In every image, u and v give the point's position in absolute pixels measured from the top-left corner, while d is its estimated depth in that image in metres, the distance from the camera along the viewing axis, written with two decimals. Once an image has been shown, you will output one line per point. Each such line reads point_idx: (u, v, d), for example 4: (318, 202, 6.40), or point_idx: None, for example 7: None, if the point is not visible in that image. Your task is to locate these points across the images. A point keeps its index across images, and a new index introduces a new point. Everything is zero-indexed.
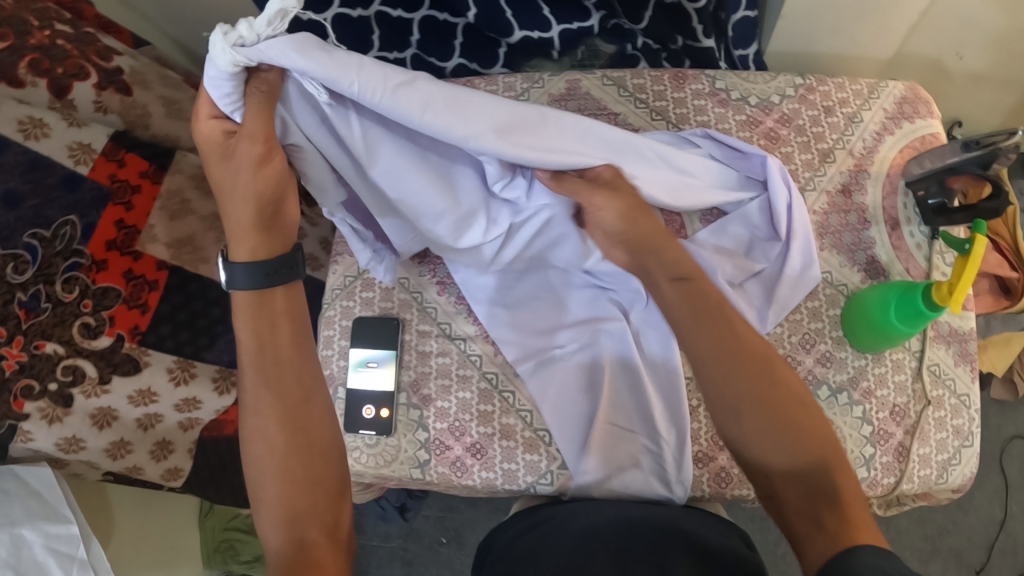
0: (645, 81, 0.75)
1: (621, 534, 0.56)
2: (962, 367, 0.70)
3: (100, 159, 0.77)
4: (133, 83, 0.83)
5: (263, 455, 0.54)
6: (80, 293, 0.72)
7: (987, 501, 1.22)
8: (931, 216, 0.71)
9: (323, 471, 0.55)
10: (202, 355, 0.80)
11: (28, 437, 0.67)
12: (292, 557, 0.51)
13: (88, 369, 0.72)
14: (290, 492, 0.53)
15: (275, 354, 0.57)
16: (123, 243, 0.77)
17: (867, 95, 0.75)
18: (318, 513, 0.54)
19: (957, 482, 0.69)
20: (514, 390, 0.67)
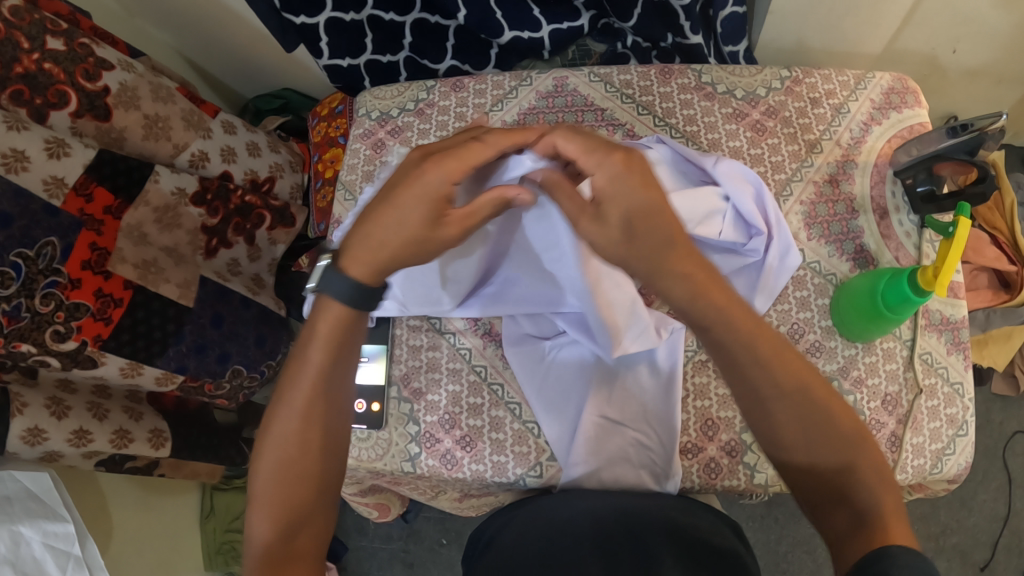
0: (631, 77, 0.76)
1: (608, 526, 0.56)
2: (955, 356, 0.70)
3: (72, 194, 0.74)
4: (114, 105, 0.82)
5: (277, 443, 0.52)
6: (54, 305, 0.71)
7: (991, 497, 1.21)
8: (920, 204, 0.71)
9: (323, 481, 0.53)
10: (153, 359, 0.83)
11: (23, 405, 0.71)
12: (276, 560, 0.50)
13: (54, 363, 0.72)
14: (289, 491, 0.52)
15: (335, 348, 0.53)
16: (97, 263, 0.76)
17: (853, 86, 0.76)
18: (307, 519, 0.53)
19: (952, 472, 0.68)
20: (503, 383, 0.67)
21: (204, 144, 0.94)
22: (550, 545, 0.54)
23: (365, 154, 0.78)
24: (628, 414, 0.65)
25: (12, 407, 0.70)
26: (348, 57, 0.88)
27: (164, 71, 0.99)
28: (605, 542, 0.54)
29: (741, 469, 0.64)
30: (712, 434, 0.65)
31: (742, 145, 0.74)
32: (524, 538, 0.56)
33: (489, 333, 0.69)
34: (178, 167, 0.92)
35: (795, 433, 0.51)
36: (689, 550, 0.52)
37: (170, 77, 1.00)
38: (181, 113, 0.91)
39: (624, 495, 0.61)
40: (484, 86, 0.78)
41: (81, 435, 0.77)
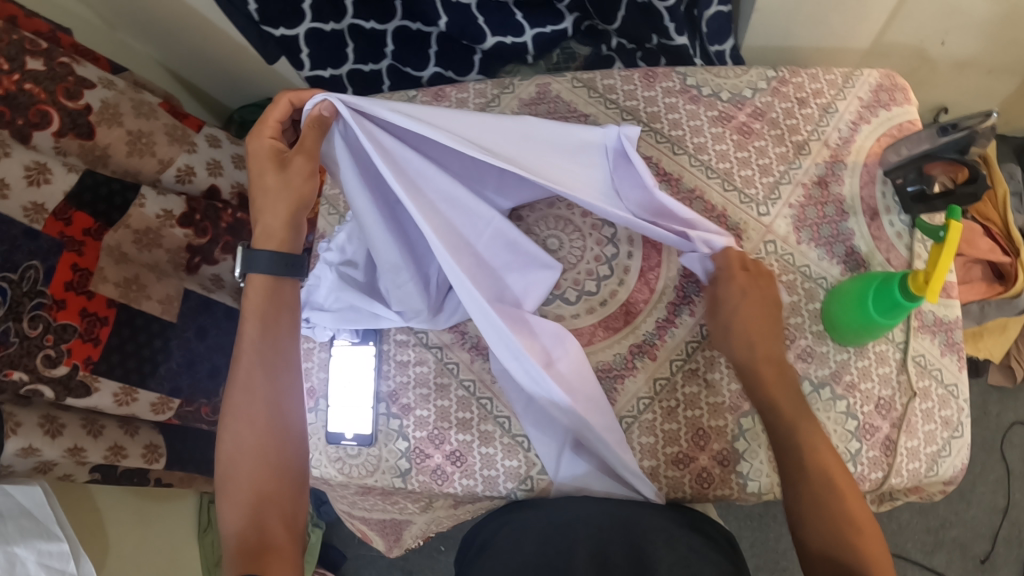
0: (615, 81, 0.75)
1: (600, 532, 0.55)
2: (949, 357, 0.69)
3: (52, 219, 0.73)
4: (97, 123, 0.81)
5: (239, 427, 0.57)
6: (42, 328, 0.71)
7: (990, 490, 1.21)
8: (911, 204, 0.70)
9: (288, 456, 0.57)
10: (145, 382, 0.82)
11: (16, 425, 0.69)
12: (250, 541, 0.51)
13: (47, 392, 0.71)
14: (259, 473, 0.56)
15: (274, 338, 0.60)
16: (78, 284, 0.74)
17: (841, 85, 0.75)
18: (279, 504, 0.55)
19: (947, 475, 0.68)
20: (492, 397, 0.67)
21: (190, 159, 0.93)
22: (544, 549, 0.54)
23: None
24: None
25: (5, 426, 0.68)
26: (331, 68, 0.88)
27: (145, 85, 0.98)
28: (597, 546, 0.53)
29: (734, 478, 0.64)
30: (705, 443, 0.64)
31: (729, 148, 0.73)
32: (518, 542, 0.56)
33: (477, 347, 0.69)
34: (164, 184, 0.90)
35: (825, 542, 0.52)
36: (681, 551, 0.52)
37: (153, 92, 0.99)
38: (165, 128, 0.90)
39: (613, 501, 0.61)
40: (467, 94, 0.77)
41: (75, 452, 0.75)
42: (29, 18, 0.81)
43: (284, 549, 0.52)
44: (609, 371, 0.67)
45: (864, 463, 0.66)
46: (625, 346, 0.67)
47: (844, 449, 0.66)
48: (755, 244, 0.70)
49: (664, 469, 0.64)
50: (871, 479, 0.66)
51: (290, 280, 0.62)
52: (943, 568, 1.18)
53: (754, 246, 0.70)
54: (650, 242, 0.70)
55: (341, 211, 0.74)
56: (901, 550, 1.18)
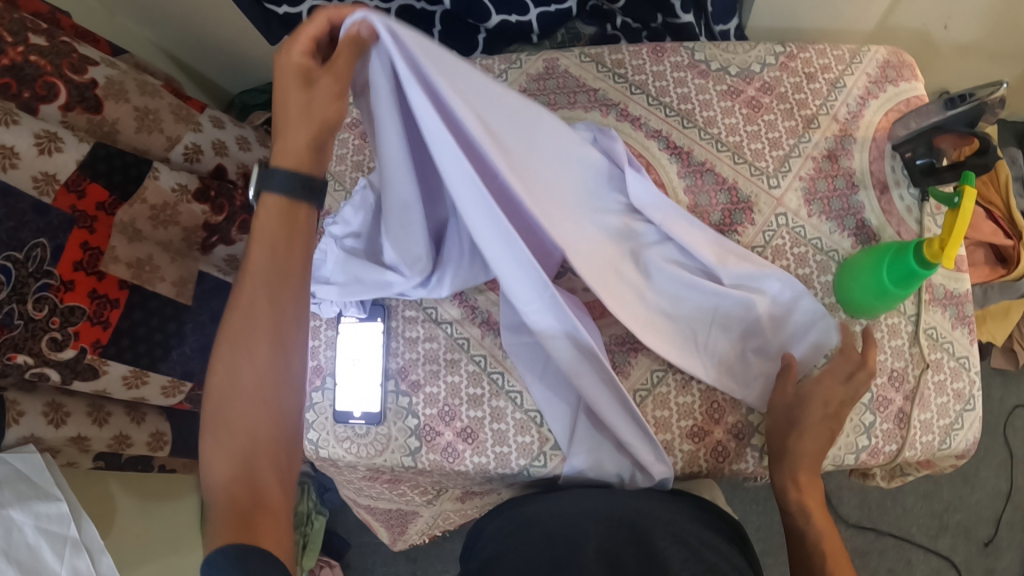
0: (623, 56, 0.74)
1: (616, 530, 0.53)
2: (960, 330, 0.69)
3: (62, 191, 0.74)
4: (104, 98, 0.82)
5: (236, 354, 0.53)
6: (48, 310, 0.71)
7: (993, 473, 1.21)
8: (919, 177, 0.71)
9: (287, 404, 0.53)
10: (157, 367, 0.82)
11: (19, 415, 0.70)
12: (238, 493, 0.50)
13: (53, 376, 0.72)
14: (253, 413, 0.52)
15: (285, 265, 0.54)
16: (89, 263, 0.75)
17: (849, 60, 0.75)
18: (270, 451, 0.52)
19: (960, 448, 0.67)
20: (503, 372, 0.66)
21: (196, 138, 0.93)
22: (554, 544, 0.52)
23: (354, 143, 0.76)
24: None
25: (8, 416, 0.69)
26: None
27: (146, 68, 0.97)
28: (610, 542, 0.51)
29: (748, 451, 0.64)
30: (719, 416, 0.64)
31: (738, 122, 0.72)
32: (526, 535, 0.54)
33: (487, 322, 0.68)
34: (172, 162, 0.90)
35: None
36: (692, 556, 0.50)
37: (154, 75, 0.98)
38: (170, 107, 0.90)
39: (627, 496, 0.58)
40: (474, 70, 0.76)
41: (79, 441, 0.75)
42: None
43: (275, 512, 0.49)
44: (622, 344, 0.66)
45: (878, 436, 0.66)
46: None
47: (858, 422, 0.65)
48: (766, 218, 0.70)
49: (678, 443, 0.63)
50: (885, 453, 0.66)
51: (308, 204, 0.56)
52: (947, 551, 1.18)
53: (766, 219, 0.69)
54: None
55: (347, 188, 0.74)
56: (905, 533, 1.18)
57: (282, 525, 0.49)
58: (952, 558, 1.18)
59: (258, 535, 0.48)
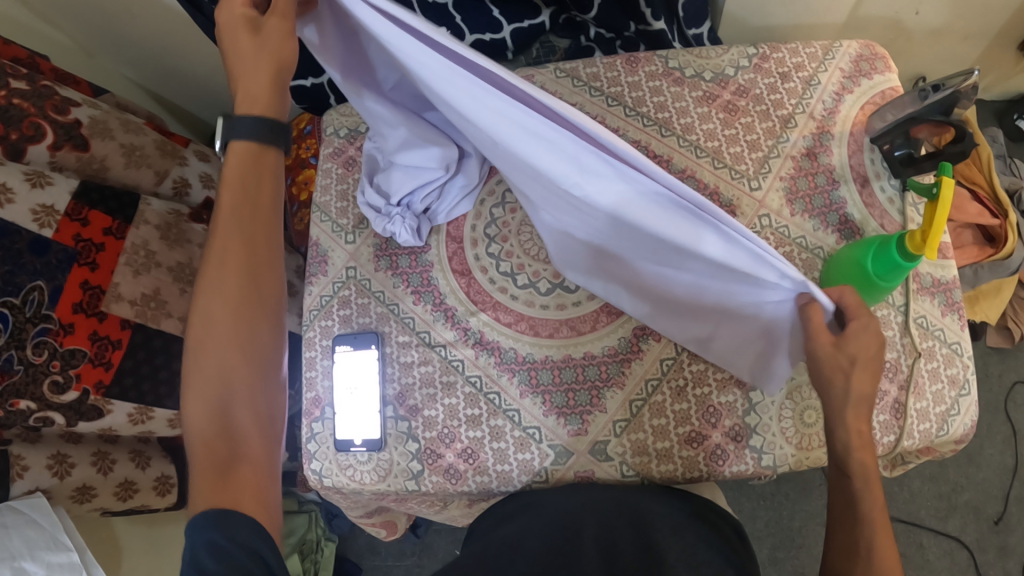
0: (598, 69, 0.75)
1: (610, 522, 0.55)
2: (950, 317, 0.70)
3: (65, 220, 0.76)
4: (90, 136, 0.83)
5: (208, 300, 0.54)
6: (48, 355, 0.72)
7: (997, 451, 1.22)
8: (900, 168, 0.71)
9: (264, 352, 0.55)
10: (163, 402, 0.82)
11: (23, 469, 0.72)
12: (218, 446, 0.51)
13: (58, 418, 0.73)
14: (229, 359, 0.53)
15: (255, 206, 0.56)
16: (89, 304, 0.76)
17: (821, 57, 0.76)
18: (248, 398, 0.53)
19: (959, 433, 0.67)
20: (499, 391, 0.66)
21: (184, 171, 0.95)
22: (551, 537, 0.55)
23: (338, 173, 0.77)
24: (622, 411, 0.65)
25: (12, 472, 0.71)
26: (311, 77, 0.88)
27: (128, 106, 0.98)
28: (607, 537, 0.54)
29: (748, 452, 0.63)
30: (716, 420, 0.64)
31: (716, 126, 0.73)
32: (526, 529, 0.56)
33: (480, 342, 0.68)
34: (163, 195, 0.93)
35: None
36: (684, 548, 0.52)
37: (136, 113, 0.98)
38: (155, 143, 0.92)
39: (622, 489, 0.60)
40: None
41: (84, 491, 0.77)
42: (6, 45, 0.82)
43: (255, 461, 0.52)
44: (615, 356, 0.67)
45: (876, 428, 0.66)
46: (629, 329, 0.67)
47: None
48: (750, 220, 0.70)
49: (677, 449, 0.64)
50: (884, 444, 0.66)
51: (274, 149, 0.58)
52: (957, 532, 1.18)
53: (749, 221, 0.70)
54: None
55: (333, 217, 0.75)
56: (914, 517, 1.19)
57: (264, 472, 0.52)
58: (963, 538, 1.18)
59: (240, 485, 0.50)
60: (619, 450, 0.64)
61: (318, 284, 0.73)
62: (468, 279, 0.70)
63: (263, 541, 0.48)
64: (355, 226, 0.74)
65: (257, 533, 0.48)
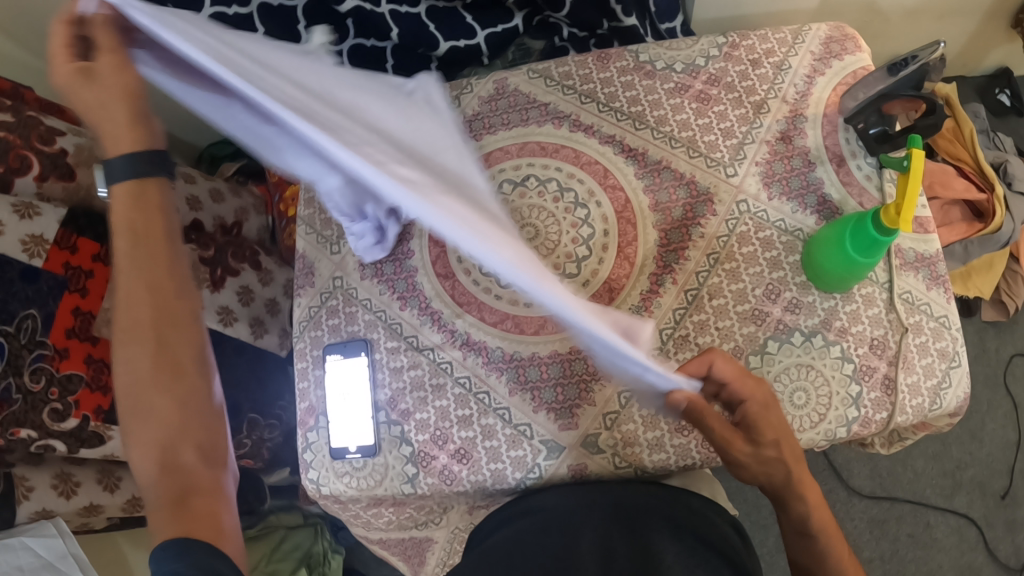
0: (570, 67, 0.76)
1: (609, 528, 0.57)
2: (936, 290, 0.70)
3: (54, 249, 0.77)
4: (76, 165, 0.83)
5: (130, 346, 0.53)
6: (46, 381, 0.74)
7: (1000, 425, 1.22)
8: (875, 145, 0.72)
9: (197, 383, 0.54)
10: None
11: (28, 490, 0.75)
12: (170, 482, 0.51)
13: (59, 445, 0.75)
14: (160, 398, 0.52)
15: (151, 245, 0.53)
16: (81, 329, 0.77)
17: (792, 42, 0.77)
18: (189, 433, 0.53)
19: (953, 406, 0.67)
20: (488, 390, 0.67)
21: None
22: (549, 536, 0.57)
23: None
24: (611, 403, 0.65)
25: (17, 494, 0.74)
26: None
27: None
28: (607, 542, 0.55)
29: None
30: None
31: (689, 116, 0.73)
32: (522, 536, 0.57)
33: (467, 343, 0.69)
34: None
35: None
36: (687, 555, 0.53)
37: None
38: None
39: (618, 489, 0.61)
40: None
41: (90, 509, 0.80)
42: None
43: (209, 495, 0.52)
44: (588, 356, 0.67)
45: (868, 405, 0.66)
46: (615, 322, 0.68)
47: (845, 394, 0.66)
48: (727, 207, 0.71)
49: (669, 438, 0.64)
50: (876, 421, 0.66)
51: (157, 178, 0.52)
52: (964, 508, 1.18)
53: (727, 207, 0.71)
54: (623, 217, 0.71)
55: (318, 228, 0.76)
56: (920, 496, 1.18)
57: (220, 505, 0.52)
58: (970, 514, 1.18)
59: (197, 515, 0.50)
60: (610, 442, 0.64)
61: (306, 295, 0.73)
62: (452, 281, 0.71)
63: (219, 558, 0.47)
64: (339, 237, 0.75)
65: (212, 553, 0.47)
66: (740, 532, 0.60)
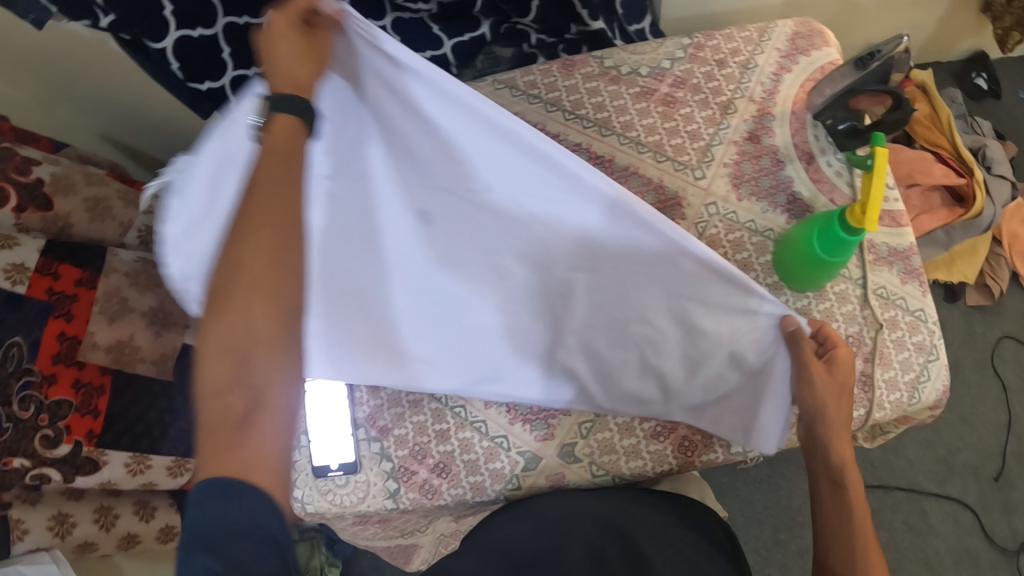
0: (535, 76, 0.76)
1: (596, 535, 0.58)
2: (910, 284, 0.70)
3: (36, 276, 0.77)
4: (53, 193, 0.84)
5: (228, 265, 0.43)
6: (36, 409, 0.73)
7: (991, 408, 1.22)
8: (845, 140, 0.72)
9: (293, 303, 0.44)
10: (158, 447, 0.83)
11: (23, 532, 0.72)
12: (216, 419, 0.41)
13: (54, 475, 0.74)
14: (268, 309, 0.42)
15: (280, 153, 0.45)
16: (67, 354, 0.77)
17: (758, 39, 0.77)
18: (280, 350, 0.43)
19: (932, 400, 0.67)
20: (464, 404, 0.67)
21: (149, 218, 0.93)
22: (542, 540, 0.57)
23: None
24: (585, 413, 0.66)
25: (12, 536, 0.72)
26: None
27: (91, 159, 1.00)
28: (596, 550, 0.56)
29: (716, 441, 0.65)
30: None
31: (656, 120, 0.73)
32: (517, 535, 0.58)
33: None
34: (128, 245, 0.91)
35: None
36: (676, 559, 0.56)
37: (99, 164, 1.00)
38: (119, 193, 0.91)
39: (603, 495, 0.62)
40: None
41: (85, 547, 0.78)
42: None
43: (269, 409, 0.42)
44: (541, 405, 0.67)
45: None
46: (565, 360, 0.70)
47: None
48: (697, 210, 0.70)
49: (645, 444, 0.65)
50: (855, 418, 0.66)
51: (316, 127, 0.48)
52: (959, 493, 1.18)
53: (697, 211, 0.70)
54: None
55: None
56: (914, 484, 1.18)
57: (280, 430, 0.42)
58: (964, 499, 1.18)
59: (245, 449, 0.40)
60: (586, 450, 0.65)
61: None
62: None
63: (274, 518, 0.40)
64: None
65: (270, 511, 0.39)
66: (730, 534, 0.61)
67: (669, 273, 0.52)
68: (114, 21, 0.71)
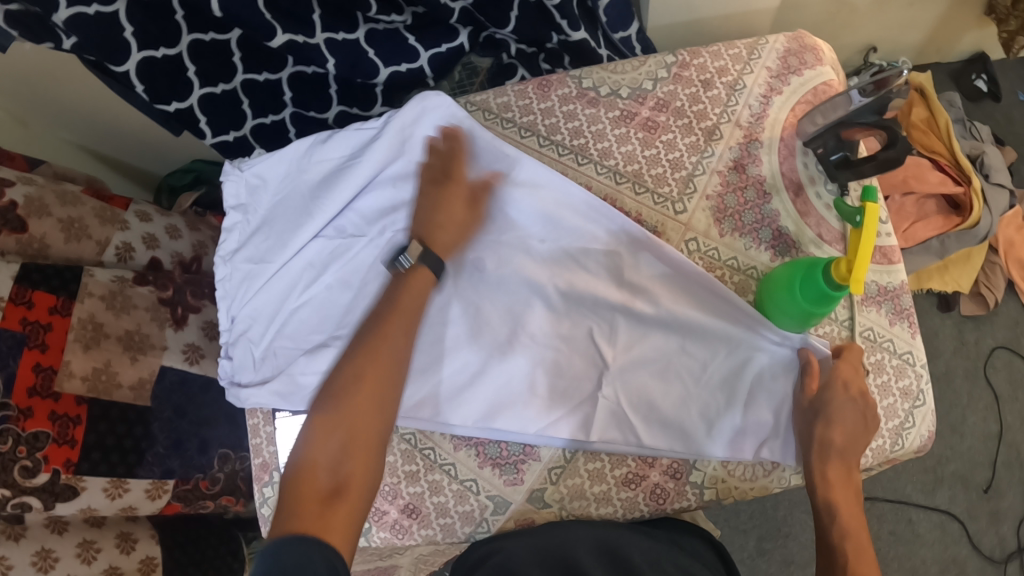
0: (509, 98, 0.73)
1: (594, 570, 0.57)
2: (899, 326, 0.68)
3: (9, 306, 0.73)
4: (27, 215, 0.79)
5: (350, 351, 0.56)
6: (12, 442, 0.70)
7: (981, 418, 1.21)
8: (835, 172, 0.68)
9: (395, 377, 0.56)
10: (134, 472, 0.80)
11: (6, 568, 0.69)
12: (307, 487, 0.50)
13: (34, 502, 0.72)
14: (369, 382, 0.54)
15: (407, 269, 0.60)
16: (43, 387, 0.74)
17: (747, 57, 0.73)
18: (366, 424, 0.54)
19: (916, 445, 0.66)
20: (434, 447, 0.66)
21: (126, 236, 0.89)
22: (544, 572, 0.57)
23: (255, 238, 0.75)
24: (556, 458, 0.66)
25: None
26: (232, 130, 0.84)
27: (67, 173, 0.97)
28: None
29: (689, 489, 0.65)
30: (654, 459, 0.65)
31: (635, 148, 0.71)
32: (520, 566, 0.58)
33: None
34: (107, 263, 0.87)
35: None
36: None
37: (76, 179, 0.97)
38: (94, 211, 0.87)
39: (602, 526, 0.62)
40: None
41: None
42: None
43: (353, 501, 0.50)
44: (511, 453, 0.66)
45: None
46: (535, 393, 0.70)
47: None
48: (676, 245, 0.69)
49: (616, 492, 0.65)
50: None
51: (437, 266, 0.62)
52: (947, 504, 1.17)
53: (676, 246, 0.69)
54: None
55: None
56: (901, 494, 1.18)
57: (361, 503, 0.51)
58: (952, 510, 1.17)
59: (330, 517, 0.49)
60: (556, 496, 0.65)
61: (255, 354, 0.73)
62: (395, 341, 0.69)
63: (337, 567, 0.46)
64: None
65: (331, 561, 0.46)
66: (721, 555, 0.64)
67: (674, 296, 0.65)
68: (76, 44, 0.68)
